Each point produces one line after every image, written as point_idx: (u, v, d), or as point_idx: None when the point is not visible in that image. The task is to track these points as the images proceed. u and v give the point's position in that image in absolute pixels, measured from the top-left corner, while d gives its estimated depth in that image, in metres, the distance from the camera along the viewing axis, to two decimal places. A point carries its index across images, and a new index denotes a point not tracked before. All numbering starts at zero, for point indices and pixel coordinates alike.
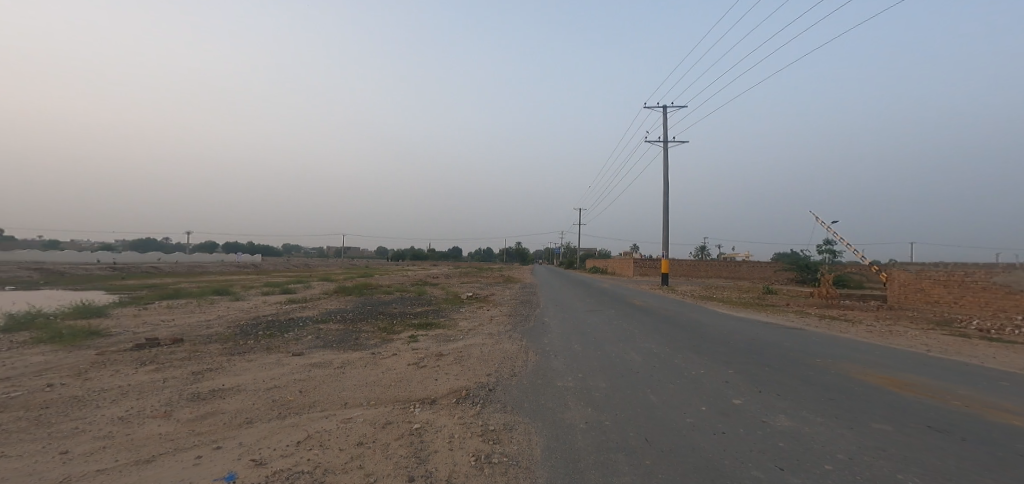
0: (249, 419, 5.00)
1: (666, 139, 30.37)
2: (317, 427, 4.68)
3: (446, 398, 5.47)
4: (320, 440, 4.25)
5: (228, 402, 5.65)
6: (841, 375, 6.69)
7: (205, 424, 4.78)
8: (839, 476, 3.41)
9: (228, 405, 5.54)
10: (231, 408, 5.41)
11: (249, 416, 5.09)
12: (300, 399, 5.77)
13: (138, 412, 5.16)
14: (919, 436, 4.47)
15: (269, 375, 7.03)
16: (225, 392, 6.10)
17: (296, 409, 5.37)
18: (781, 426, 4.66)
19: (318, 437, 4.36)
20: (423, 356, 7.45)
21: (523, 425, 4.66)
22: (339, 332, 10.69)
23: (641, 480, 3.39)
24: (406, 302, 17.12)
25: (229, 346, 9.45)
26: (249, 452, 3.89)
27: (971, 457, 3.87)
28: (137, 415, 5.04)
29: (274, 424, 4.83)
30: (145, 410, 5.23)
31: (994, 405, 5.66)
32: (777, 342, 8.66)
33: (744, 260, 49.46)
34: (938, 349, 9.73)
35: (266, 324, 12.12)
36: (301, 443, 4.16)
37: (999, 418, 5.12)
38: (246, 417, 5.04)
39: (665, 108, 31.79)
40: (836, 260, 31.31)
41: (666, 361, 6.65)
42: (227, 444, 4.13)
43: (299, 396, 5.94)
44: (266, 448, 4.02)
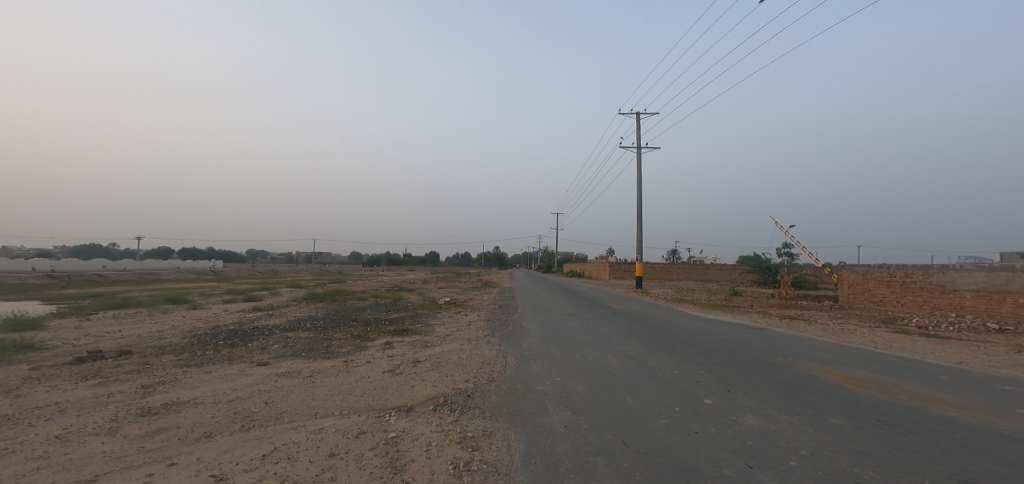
0: (206, 433, 4.75)
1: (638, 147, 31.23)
2: (284, 440, 4.51)
3: (423, 405, 5.40)
4: (288, 453, 4.11)
5: (183, 416, 5.35)
6: (803, 373, 7.05)
7: (157, 440, 4.52)
8: (802, 472, 3.60)
9: (183, 419, 5.24)
10: (188, 422, 5.14)
11: (208, 430, 4.85)
12: (265, 411, 5.53)
13: (79, 429, 4.80)
14: (872, 430, 4.78)
15: (230, 387, 6.71)
16: (180, 406, 5.80)
17: (260, 421, 5.15)
18: (749, 424, 4.88)
19: (287, 449, 4.22)
20: (399, 363, 7.31)
21: (502, 431, 4.66)
22: (308, 340, 10.36)
23: (618, 481, 3.48)
24: (381, 308, 16.80)
25: (184, 357, 8.92)
26: (208, 468, 3.72)
27: (917, 449, 4.17)
28: (77, 433, 4.70)
29: (237, 437, 4.62)
30: (87, 427, 4.88)
31: (936, 398, 6.11)
32: (743, 342, 9.03)
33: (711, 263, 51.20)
34: (885, 346, 10.47)
35: (226, 334, 11.56)
36: (266, 456, 4.01)
37: (940, 411, 5.53)
38: (204, 431, 4.80)
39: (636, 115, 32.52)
40: (793, 261, 32.98)
41: (641, 363, 6.82)
42: (183, 460, 3.93)
43: (264, 407, 5.71)
44: (227, 462, 3.84)
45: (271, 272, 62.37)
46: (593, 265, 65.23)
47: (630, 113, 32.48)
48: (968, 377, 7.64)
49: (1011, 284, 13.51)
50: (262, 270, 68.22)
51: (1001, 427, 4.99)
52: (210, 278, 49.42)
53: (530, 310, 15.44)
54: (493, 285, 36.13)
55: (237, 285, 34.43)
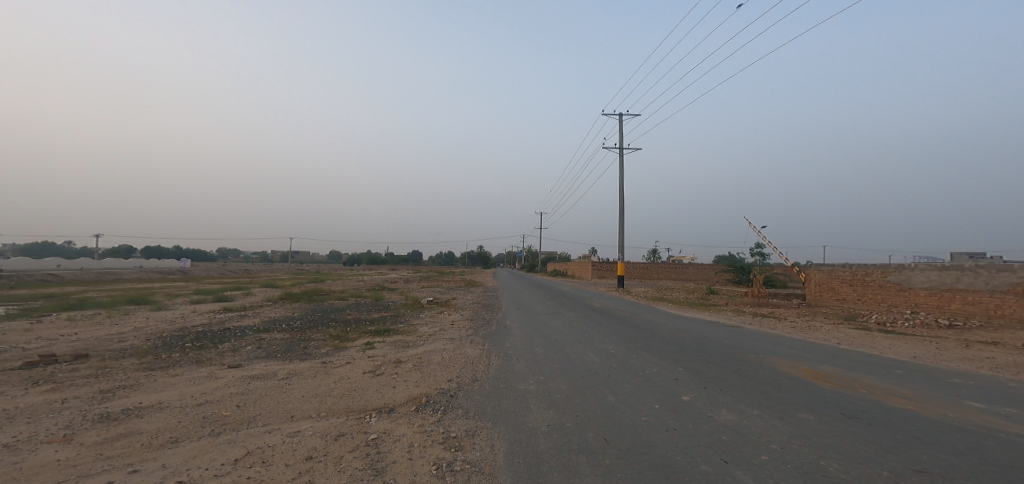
0: (173, 438, 4.57)
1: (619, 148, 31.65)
2: (258, 443, 4.39)
3: (405, 406, 5.35)
4: (262, 457, 4.00)
5: (147, 421, 5.13)
6: (773, 369, 7.32)
7: (118, 447, 4.32)
8: (773, 465, 3.76)
9: (147, 424, 5.03)
10: (152, 427, 4.92)
11: (175, 435, 4.66)
12: (237, 414, 5.36)
13: (31, 437, 4.54)
14: (837, 423, 5.02)
15: (199, 390, 6.47)
16: (144, 410, 5.55)
17: (232, 425, 4.98)
18: (724, 420, 5.05)
19: (260, 453, 4.10)
20: (380, 364, 7.20)
21: (485, 430, 4.67)
22: (284, 341, 10.08)
23: (600, 479, 3.54)
24: (361, 308, 16.47)
25: (147, 360, 8.53)
26: (175, 474, 3.58)
27: (877, 441, 4.41)
28: (29, 441, 4.44)
29: (207, 442, 4.46)
30: (40, 435, 4.62)
31: (894, 392, 6.47)
32: (718, 339, 9.31)
33: (689, 263, 52.38)
34: (848, 342, 10.99)
35: (194, 336, 11.12)
36: (238, 461, 3.89)
37: (896, 404, 5.87)
38: (170, 437, 4.61)
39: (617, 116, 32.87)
40: (765, 261, 34.10)
41: (622, 362, 6.93)
42: (147, 467, 3.76)
43: (236, 410, 5.53)
44: (196, 468, 3.71)
45: (244, 272, 60.35)
46: (574, 265, 65.79)
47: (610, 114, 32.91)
48: (922, 371, 8.10)
49: (961, 282, 14.37)
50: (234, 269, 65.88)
51: (952, 418, 5.32)
52: (176, 277, 47.37)
53: (511, 309, 15.47)
54: (475, 285, 35.96)
55: (207, 285, 33.17)
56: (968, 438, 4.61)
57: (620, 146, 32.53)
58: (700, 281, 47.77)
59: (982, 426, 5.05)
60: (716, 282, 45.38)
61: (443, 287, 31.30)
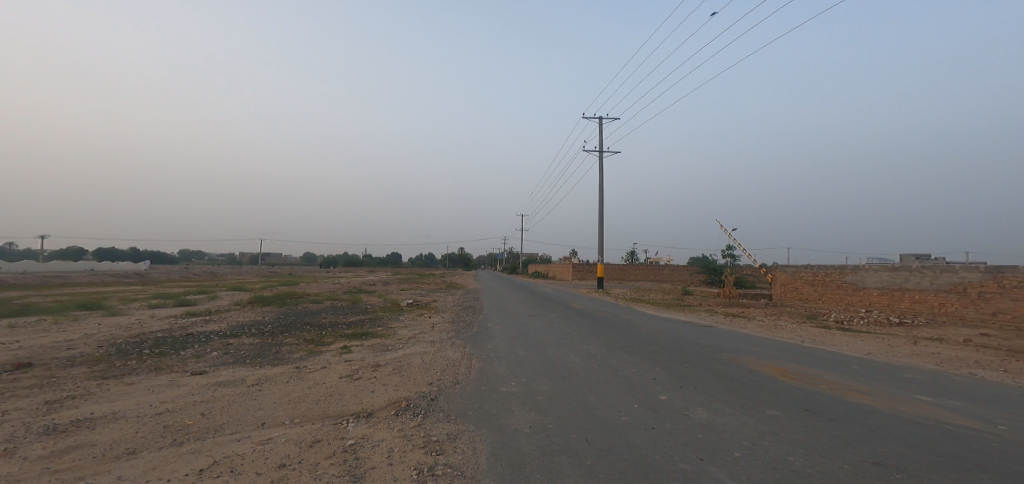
0: (130, 449, 4.31)
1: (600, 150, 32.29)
2: (226, 452, 4.19)
3: (384, 410, 5.23)
4: (230, 466, 3.82)
5: (101, 432, 4.82)
6: (743, 367, 7.59)
7: (68, 460, 4.04)
8: (746, 462, 3.89)
9: (101, 436, 4.72)
10: (105, 439, 4.62)
11: (131, 446, 4.40)
12: (202, 423, 5.10)
13: None
14: (802, 419, 5.24)
15: (159, 399, 6.12)
16: (97, 421, 5.21)
17: (196, 434, 4.74)
18: (699, 418, 5.18)
19: (228, 462, 3.92)
20: (358, 368, 7.02)
21: (467, 434, 4.61)
22: (253, 346, 9.71)
23: (583, 480, 3.57)
24: (337, 311, 16.03)
25: (100, 369, 8.02)
26: None
27: (838, 435, 4.63)
28: None
29: (169, 452, 4.22)
30: None
31: (852, 387, 6.82)
32: (692, 339, 9.56)
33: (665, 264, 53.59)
34: (810, 339, 11.53)
35: (152, 342, 10.52)
36: (204, 471, 3.71)
37: (854, 398, 6.19)
38: (127, 448, 4.35)
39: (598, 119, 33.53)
40: (735, 263, 35.28)
41: (603, 362, 7.01)
42: (99, 480, 3.53)
43: (201, 419, 5.26)
44: (157, 480, 3.51)
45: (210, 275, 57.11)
46: (558, 267, 66.02)
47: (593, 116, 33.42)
48: (877, 367, 8.56)
49: (910, 282, 15.28)
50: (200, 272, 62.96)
51: (904, 411, 5.66)
52: (135, 281, 44.86)
53: (492, 311, 15.40)
54: (457, 287, 35.55)
55: (169, 288, 31.51)
56: (917, 430, 4.92)
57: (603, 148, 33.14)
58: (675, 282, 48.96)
59: (930, 419, 5.38)
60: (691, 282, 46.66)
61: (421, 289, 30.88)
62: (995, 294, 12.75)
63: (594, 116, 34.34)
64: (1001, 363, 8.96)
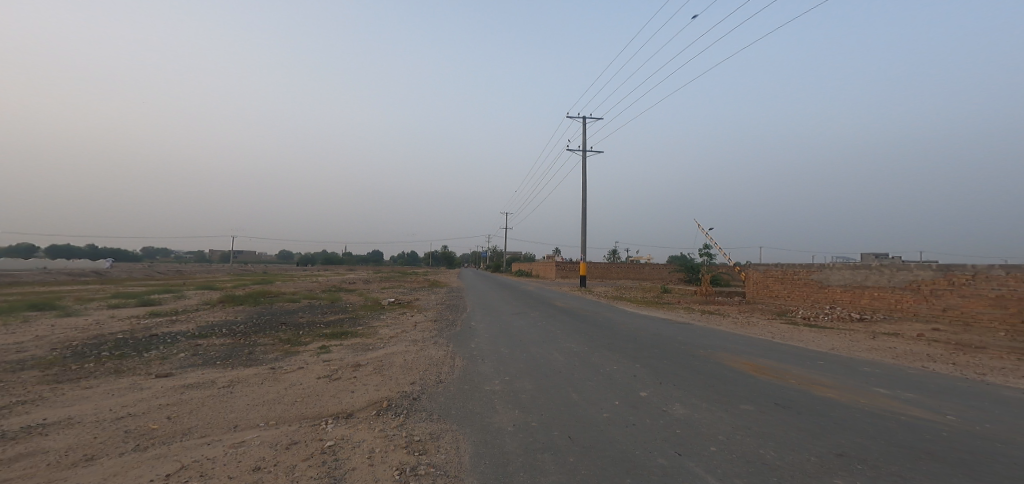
0: (88, 456, 4.08)
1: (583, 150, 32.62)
2: (196, 456, 4.02)
3: (365, 411, 5.13)
4: (201, 470, 3.67)
5: (57, 439, 4.54)
6: (718, 364, 7.80)
7: (20, 468, 3.80)
8: (721, 456, 3.99)
9: (57, 442, 4.45)
10: (62, 445, 4.36)
11: (90, 453, 4.16)
12: (169, 427, 4.88)
13: None
14: (773, 413, 5.43)
15: (120, 403, 5.82)
16: (52, 427, 4.92)
17: (163, 439, 4.53)
18: (678, 414, 5.29)
19: (198, 467, 3.76)
20: (337, 368, 6.86)
21: (450, 433, 4.57)
22: (224, 346, 9.37)
23: (564, 477, 3.58)
24: (314, 310, 15.63)
25: (55, 372, 7.57)
26: None
27: (806, 428, 4.81)
28: None
29: (132, 458, 4.01)
30: None
31: (818, 381, 7.10)
32: (670, 336, 9.76)
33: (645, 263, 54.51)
34: (779, 335, 11.96)
35: (112, 344, 10.01)
36: (171, 476, 3.55)
37: (820, 392, 6.45)
38: (86, 454, 4.12)
39: (581, 119, 33.83)
40: (711, 262, 36.20)
41: (584, 360, 7.06)
42: None
43: (167, 423, 5.03)
44: None
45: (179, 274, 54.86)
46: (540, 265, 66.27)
47: (577, 116, 33.72)
48: (840, 361, 8.94)
49: (870, 280, 16.00)
50: (165, 270, 60.19)
51: (865, 404, 5.93)
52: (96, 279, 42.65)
53: (474, 310, 15.33)
54: (439, 285, 35.13)
55: (134, 287, 30.13)
56: (878, 422, 5.15)
57: (585, 148, 33.42)
58: (653, 281, 49.82)
59: (889, 410, 5.65)
60: (669, 281, 47.64)
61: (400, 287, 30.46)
62: (946, 291, 13.49)
63: (577, 116, 34.62)
64: (951, 357, 9.49)
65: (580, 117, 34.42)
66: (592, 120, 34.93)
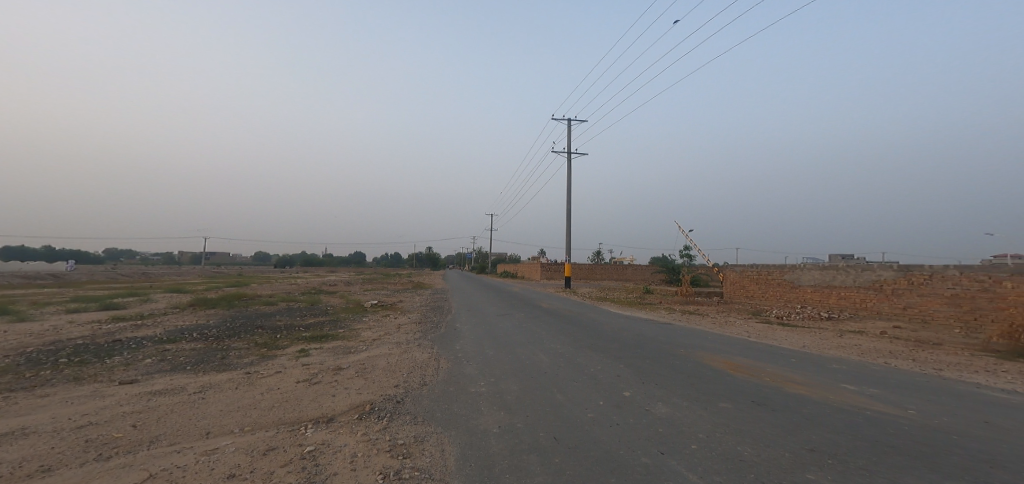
0: (44, 467, 3.84)
1: (569, 152, 32.87)
2: (166, 465, 3.84)
3: (346, 415, 5.00)
4: (170, 480, 3.50)
5: (9, 450, 4.26)
6: (698, 362, 7.94)
7: None
8: (702, 453, 4.05)
9: (9, 454, 4.17)
10: (15, 457, 4.09)
11: (46, 463, 3.92)
12: (134, 435, 4.65)
13: None
14: (750, 410, 5.54)
15: (81, 411, 5.51)
16: (4, 438, 4.62)
17: (128, 447, 4.31)
18: (660, 413, 5.35)
19: (167, 476, 3.58)
20: (317, 372, 6.68)
21: (435, 436, 4.49)
22: (195, 351, 9.02)
23: (550, 478, 3.56)
24: (292, 313, 15.21)
25: (8, 380, 7.12)
26: None
27: (780, 424, 4.94)
28: None
29: (93, 468, 3.80)
30: None
31: (791, 379, 7.31)
32: (651, 336, 9.89)
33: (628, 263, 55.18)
34: (754, 334, 12.28)
35: (72, 350, 9.49)
36: None
37: (793, 389, 6.64)
38: (42, 465, 3.88)
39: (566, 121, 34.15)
40: (691, 262, 36.89)
41: (569, 361, 7.07)
42: None
43: (133, 431, 4.79)
44: None
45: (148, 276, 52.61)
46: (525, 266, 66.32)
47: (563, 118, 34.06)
48: (811, 359, 9.23)
49: (838, 279, 16.59)
50: (133, 272, 57.72)
51: (835, 400, 6.13)
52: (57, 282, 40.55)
53: (457, 311, 15.19)
54: (423, 286, 34.75)
55: (99, 290, 28.77)
56: (847, 417, 5.33)
57: (569, 150, 33.63)
58: (635, 281, 50.47)
59: (856, 406, 5.87)
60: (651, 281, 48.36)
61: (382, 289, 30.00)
62: (907, 290, 14.10)
63: (562, 118, 34.86)
64: (912, 353, 9.93)
65: (566, 119, 34.67)
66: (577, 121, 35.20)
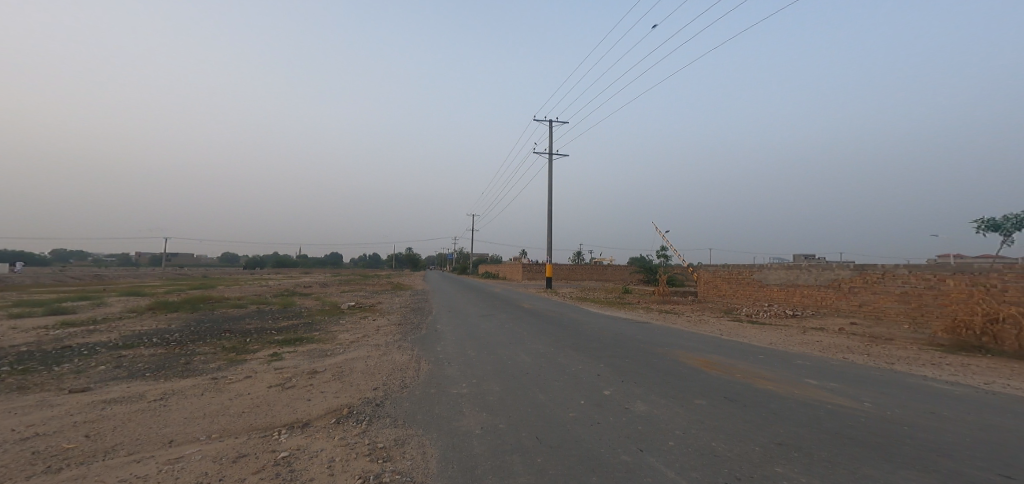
0: None
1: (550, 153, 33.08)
2: (126, 475, 3.63)
3: (323, 419, 4.86)
4: None
5: None
6: (673, 360, 8.11)
7: None
8: (679, 450, 4.12)
9: None
10: None
11: None
12: (90, 446, 4.37)
13: None
14: (723, 407, 5.69)
15: (28, 422, 5.16)
16: None
17: (82, 458, 4.05)
18: (639, 411, 5.42)
19: None
20: (291, 376, 6.46)
21: (416, 438, 4.41)
22: (158, 357, 8.58)
23: (531, 477, 3.55)
24: (263, 316, 14.70)
25: None
26: None
27: (751, 419, 5.08)
28: None
29: (43, 481, 3.55)
30: None
31: (759, 375, 7.56)
32: (629, 335, 10.03)
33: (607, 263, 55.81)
34: (726, 332, 12.65)
35: (19, 358, 8.88)
36: None
37: (762, 385, 6.85)
38: None
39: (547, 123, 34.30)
40: (668, 262, 37.63)
41: (549, 361, 7.09)
42: None
43: (88, 441, 4.51)
44: None
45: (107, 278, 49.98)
46: (505, 267, 66.27)
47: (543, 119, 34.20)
48: (777, 355, 9.56)
49: (801, 278, 17.26)
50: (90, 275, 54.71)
51: (801, 395, 6.36)
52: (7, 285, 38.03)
53: (437, 312, 15.03)
54: (401, 287, 34.29)
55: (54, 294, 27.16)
56: (813, 411, 5.54)
57: (549, 151, 33.66)
58: (613, 281, 51.13)
59: (819, 400, 6.11)
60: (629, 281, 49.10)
61: (359, 291, 29.46)
62: (862, 288, 14.79)
63: (543, 120, 35.01)
64: (867, 348, 10.45)
65: (546, 120, 34.81)
66: (556, 123, 35.39)
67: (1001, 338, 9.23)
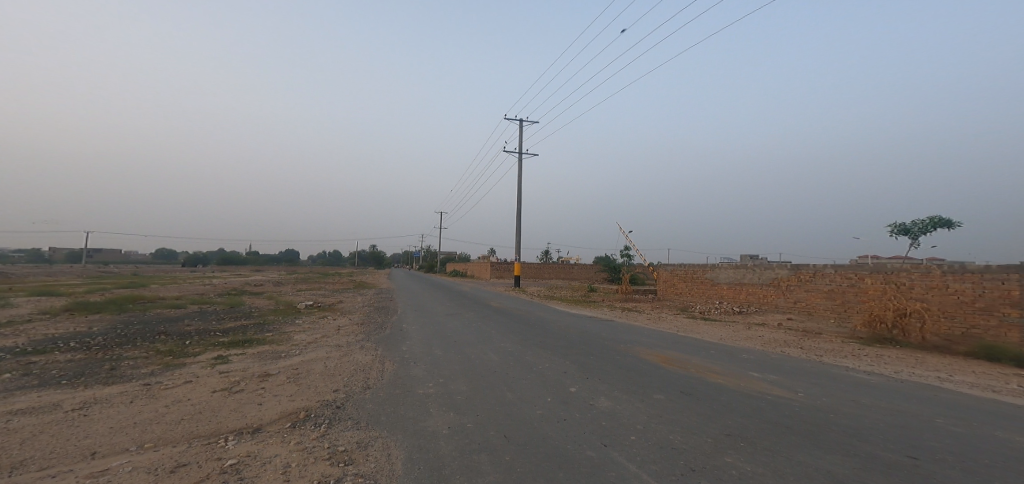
0: None
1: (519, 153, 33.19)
2: None
3: (278, 424, 4.58)
4: None
5: None
6: (634, 357, 8.32)
7: None
8: (641, 444, 4.20)
9: None
10: None
11: None
12: None
13: None
14: (680, 401, 5.88)
15: None
16: None
17: None
18: (603, 406, 5.50)
19: None
20: (240, 380, 6.05)
21: (380, 440, 4.24)
22: (83, 363, 7.79)
23: (497, 475, 3.49)
24: (208, 317, 13.74)
25: None
26: None
27: (706, 412, 5.28)
28: None
29: None
30: None
31: (709, 369, 7.89)
32: (591, 332, 10.19)
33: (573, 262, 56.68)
34: (681, 328, 13.18)
35: None
36: None
37: (713, 379, 7.15)
38: None
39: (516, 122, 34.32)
40: (631, 262, 38.63)
41: (516, 359, 7.07)
42: None
43: None
44: None
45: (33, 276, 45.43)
46: (472, 265, 65.93)
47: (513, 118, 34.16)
48: (727, 350, 10.03)
49: (747, 278, 18.20)
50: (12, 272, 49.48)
51: (747, 387, 6.69)
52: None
53: (400, 312, 14.67)
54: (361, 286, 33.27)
55: None
56: (759, 402, 5.83)
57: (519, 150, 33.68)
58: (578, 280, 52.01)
59: (758, 391, 6.43)
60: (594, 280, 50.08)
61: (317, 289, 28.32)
62: (797, 287, 15.81)
63: (512, 119, 35.03)
64: (799, 341, 11.23)
65: (516, 119, 34.86)
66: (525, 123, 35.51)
67: (908, 330, 10.15)
